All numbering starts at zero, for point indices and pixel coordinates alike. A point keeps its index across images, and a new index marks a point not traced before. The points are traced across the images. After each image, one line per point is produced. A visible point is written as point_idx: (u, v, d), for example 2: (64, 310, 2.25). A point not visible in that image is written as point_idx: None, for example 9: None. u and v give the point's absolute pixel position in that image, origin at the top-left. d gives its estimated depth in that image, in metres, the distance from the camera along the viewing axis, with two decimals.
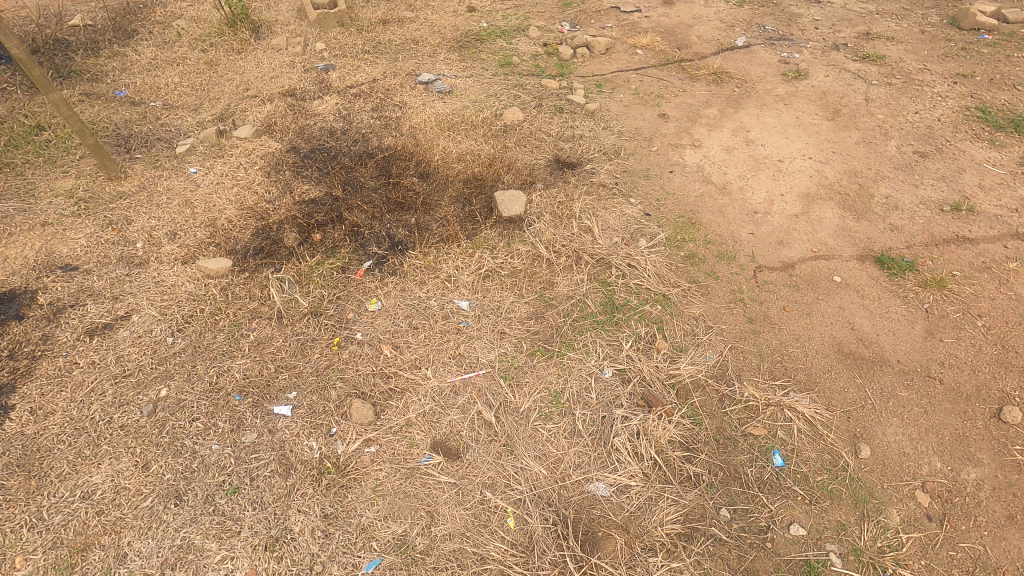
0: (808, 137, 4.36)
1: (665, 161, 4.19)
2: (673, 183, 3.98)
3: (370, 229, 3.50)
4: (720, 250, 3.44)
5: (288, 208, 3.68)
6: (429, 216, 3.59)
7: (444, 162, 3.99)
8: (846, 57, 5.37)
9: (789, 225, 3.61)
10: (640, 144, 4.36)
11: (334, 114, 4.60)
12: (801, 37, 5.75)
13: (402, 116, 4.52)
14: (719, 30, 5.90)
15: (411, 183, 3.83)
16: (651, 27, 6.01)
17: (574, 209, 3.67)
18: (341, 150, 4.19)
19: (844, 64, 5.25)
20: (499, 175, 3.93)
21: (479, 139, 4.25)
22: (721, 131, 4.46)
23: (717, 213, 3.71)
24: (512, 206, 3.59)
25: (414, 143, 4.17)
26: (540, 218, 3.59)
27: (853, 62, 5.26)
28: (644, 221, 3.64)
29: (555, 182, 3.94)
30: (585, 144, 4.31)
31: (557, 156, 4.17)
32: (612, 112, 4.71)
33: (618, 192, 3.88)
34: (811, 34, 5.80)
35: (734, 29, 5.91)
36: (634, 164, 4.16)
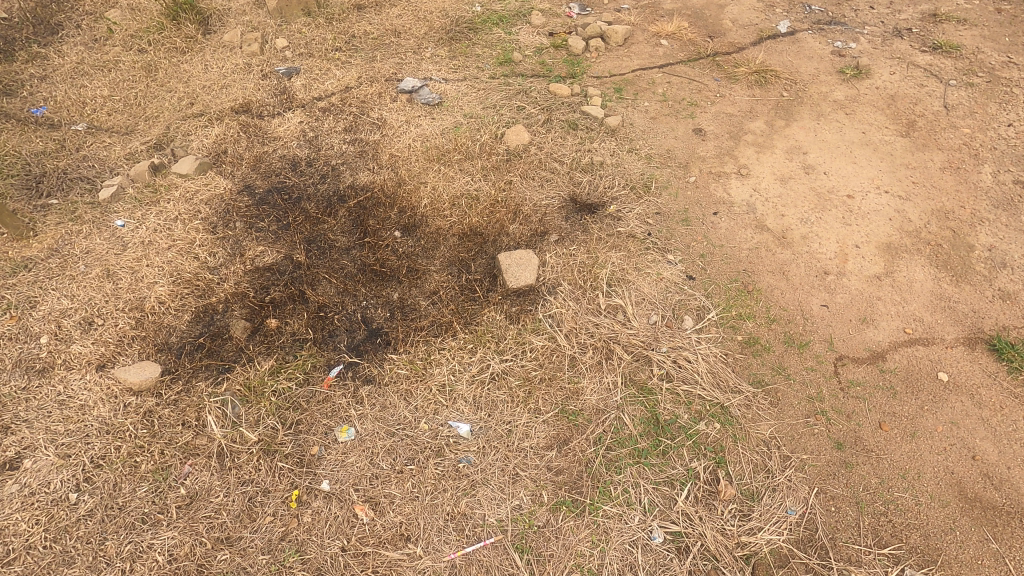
0: (880, 160, 3.55)
1: (706, 197, 3.40)
2: (719, 230, 3.21)
3: (341, 312, 2.75)
4: (787, 332, 2.71)
5: (237, 280, 2.90)
6: (416, 291, 2.83)
7: (433, 209, 3.20)
8: (912, 46, 4.48)
9: (870, 292, 2.87)
10: (674, 172, 3.56)
11: (298, 138, 3.76)
12: (855, 20, 4.84)
13: (381, 140, 3.70)
14: (756, 12, 4.97)
15: (393, 241, 3.05)
16: (675, 7, 5.07)
17: (599, 275, 2.91)
18: (305, 192, 3.38)
19: (911, 56, 4.38)
20: (503, 226, 3.15)
21: (477, 172, 3.43)
22: (771, 153, 3.66)
23: (778, 275, 2.96)
24: (522, 276, 2.84)
25: (397, 181, 3.36)
26: (557, 292, 2.84)
27: (922, 54, 4.39)
28: (687, 290, 2.90)
29: (573, 233, 3.17)
30: (607, 175, 3.51)
31: (573, 194, 3.38)
32: (637, 127, 3.88)
33: (652, 245, 3.11)
34: (867, 15, 4.88)
35: (773, 10, 4.98)
36: (668, 202, 3.37)
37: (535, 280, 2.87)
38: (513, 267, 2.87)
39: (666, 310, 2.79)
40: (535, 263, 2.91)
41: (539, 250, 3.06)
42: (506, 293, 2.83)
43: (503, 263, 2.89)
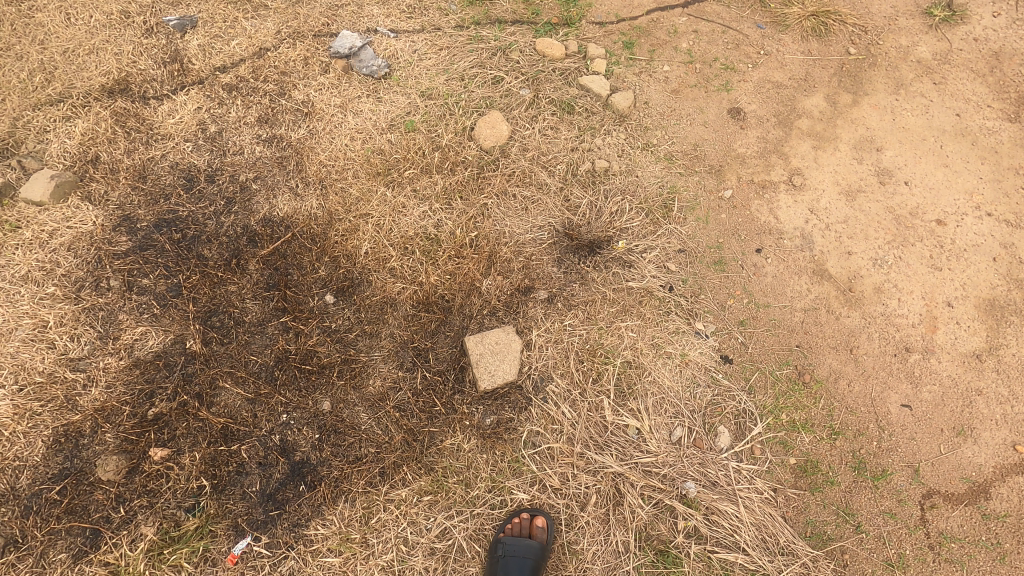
0: (980, 161, 2.65)
1: (747, 224, 2.53)
2: (765, 278, 2.39)
3: (251, 436, 2.02)
4: (856, 451, 2.01)
5: (109, 383, 2.11)
6: (355, 398, 2.07)
7: (377, 260, 2.34)
8: None
9: (969, 382, 2.13)
10: (703, 182, 2.65)
11: (195, 137, 2.77)
12: None
13: (307, 140, 2.72)
14: None
15: (322, 314, 2.24)
16: None
17: (604, 365, 2.16)
18: (204, 228, 2.48)
19: None
20: (472, 283, 2.32)
21: (437, 193, 2.51)
22: (835, 149, 2.72)
23: (843, 354, 2.20)
24: (498, 373, 2.10)
25: (327, 213, 2.46)
26: (546, 396, 2.11)
27: None
28: (721, 382, 2.15)
29: (568, 289, 2.34)
30: (614, 191, 2.60)
31: (568, 225, 2.50)
32: (654, 108, 2.87)
33: (675, 307, 2.31)
34: None
35: None
36: (696, 234, 2.51)
37: (517, 376, 2.13)
38: (486, 360, 2.11)
39: (693, 418, 2.07)
40: (516, 349, 2.15)
41: (522, 320, 2.26)
42: (478, 395, 2.10)
43: (472, 351, 2.12)
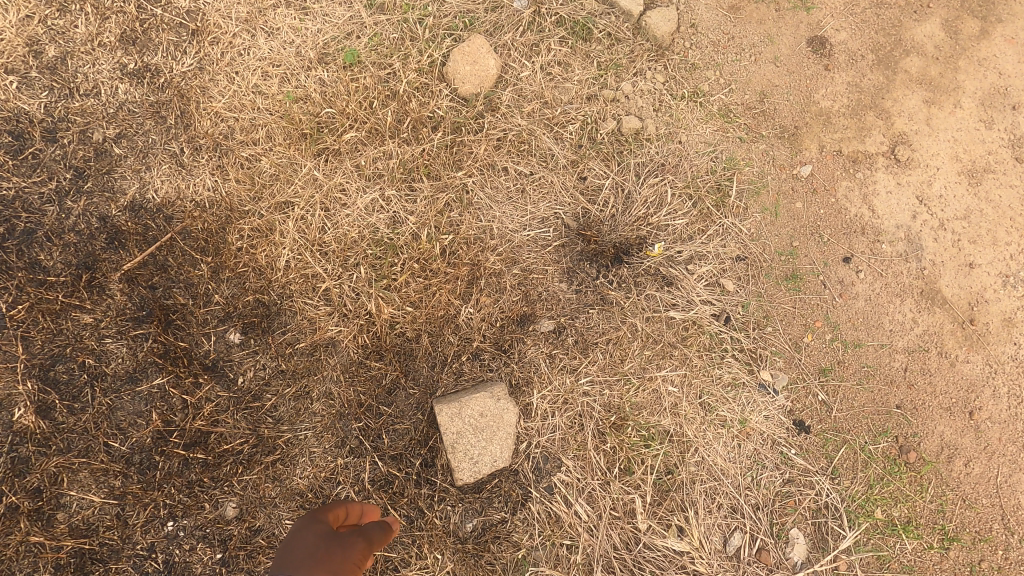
0: None
1: (832, 221, 1.80)
2: (855, 303, 1.71)
3: (121, 556, 1.40)
4: (974, 564, 1.50)
5: None
6: (276, 498, 1.44)
7: (303, 280, 1.58)
8: None
9: None
10: (773, 152, 1.87)
11: (23, 67, 1.68)
12: None
13: (192, 71, 1.76)
14: None
15: (223, 365, 1.51)
16: None
17: (635, 443, 1.52)
18: (39, 219, 1.59)
19: None
20: (445, 313, 1.59)
21: (392, 171, 1.69)
22: (955, 105, 1.92)
23: (960, 421, 1.60)
24: (483, 463, 1.46)
25: (226, 199, 1.64)
26: (552, 485, 1.50)
27: None
28: (794, 461, 1.56)
29: (582, 319, 1.64)
30: (649, 166, 1.80)
31: (583, 220, 1.74)
32: (704, 33, 1.95)
33: (732, 349, 1.64)
34: None
35: None
36: (761, 233, 1.78)
37: (509, 462, 1.49)
38: (464, 443, 1.45)
39: (759, 520, 1.49)
40: (509, 424, 1.49)
41: (516, 369, 1.58)
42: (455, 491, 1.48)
43: (445, 431, 1.45)
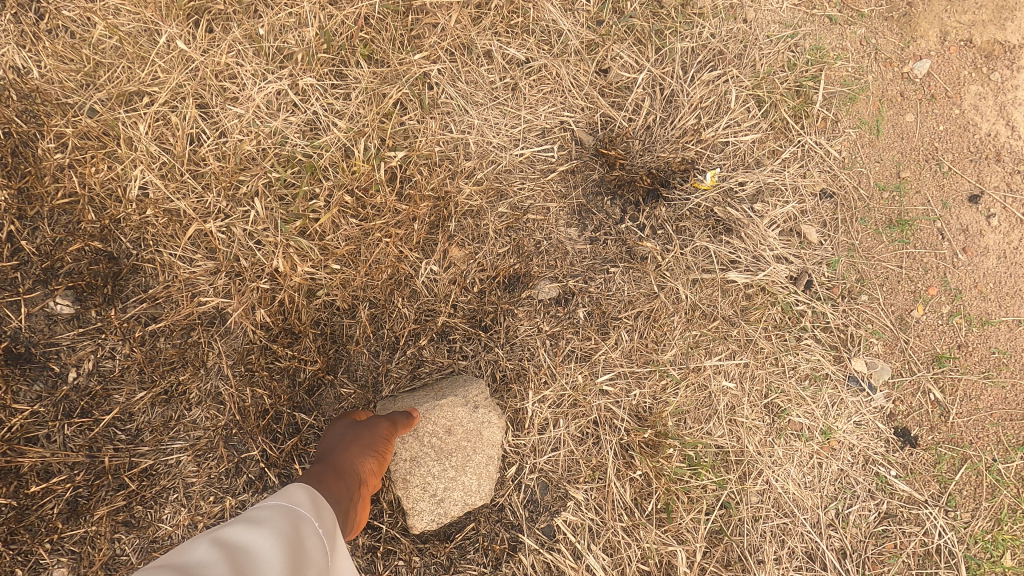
0: None
1: (957, 141, 1.25)
2: (985, 261, 1.20)
3: None
4: None
5: None
6: (133, 562, 0.94)
7: (169, 220, 1.00)
8: None
9: None
10: (879, 38, 1.29)
11: None
12: None
13: None
14: None
15: (42, 353, 0.96)
16: None
17: (675, 467, 1.04)
18: None
19: None
20: (395, 274, 1.05)
21: (309, 46, 1.06)
22: None
23: None
24: (449, 501, 0.98)
25: (34, 83, 1.00)
26: (553, 527, 1.03)
27: None
28: (895, 488, 1.10)
29: (600, 282, 1.11)
30: (701, 53, 1.22)
31: (603, 133, 1.17)
32: None
33: (813, 327, 1.14)
34: None
35: None
36: (856, 157, 1.23)
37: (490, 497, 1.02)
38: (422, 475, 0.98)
39: (844, 573, 1.06)
40: (491, 443, 1.01)
41: (501, 357, 1.07)
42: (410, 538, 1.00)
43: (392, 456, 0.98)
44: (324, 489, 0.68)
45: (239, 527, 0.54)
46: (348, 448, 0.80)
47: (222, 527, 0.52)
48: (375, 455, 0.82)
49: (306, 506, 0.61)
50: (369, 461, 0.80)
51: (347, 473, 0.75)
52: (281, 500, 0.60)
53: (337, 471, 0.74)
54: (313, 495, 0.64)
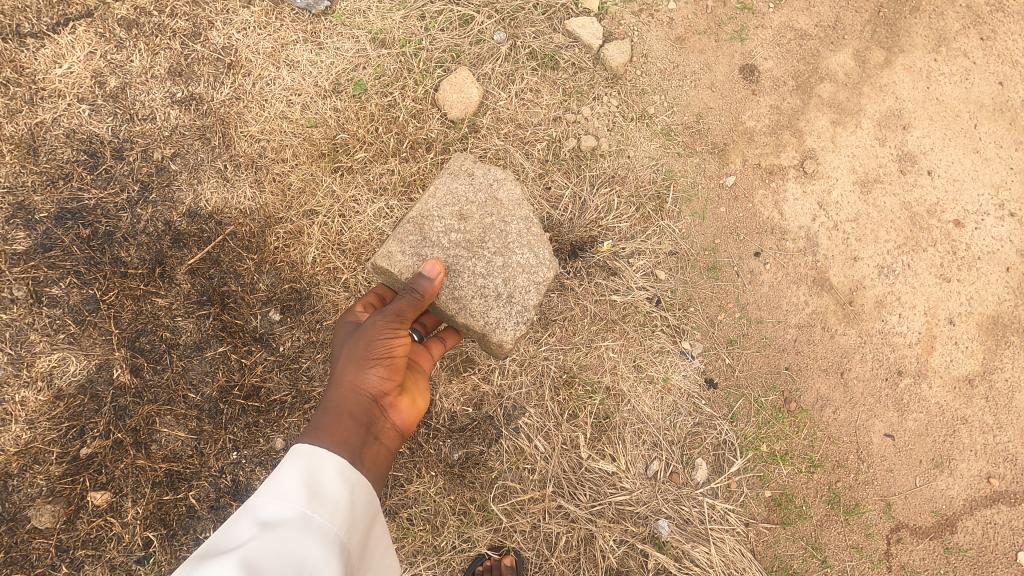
0: (1015, 145, 2.31)
1: (749, 222, 2.22)
2: (761, 288, 2.16)
3: (200, 476, 1.92)
4: (833, 484, 1.99)
5: (30, 420, 1.89)
6: None
7: (328, 272, 2.07)
8: None
9: (956, 410, 2.06)
10: (704, 166, 2.26)
11: (108, 109, 2.19)
12: None
13: (234, 107, 2.21)
14: None
15: (268, 338, 2.01)
16: None
17: (580, 394, 2.01)
18: (118, 223, 2.09)
19: None
20: None
21: (395, 184, 2.15)
22: (856, 126, 2.33)
23: (833, 378, 2.09)
24: (514, 269, 1.90)
25: (264, 209, 2.10)
26: (518, 426, 1.97)
27: None
28: (703, 409, 2.05)
29: (545, 301, 2.07)
30: (601, 178, 2.19)
31: (547, 222, 2.15)
32: (654, 62, 2.30)
33: (661, 324, 2.10)
34: None
35: None
36: (691, 232, 2.19)
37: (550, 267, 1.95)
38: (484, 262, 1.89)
39: (671, 450, 1.99)
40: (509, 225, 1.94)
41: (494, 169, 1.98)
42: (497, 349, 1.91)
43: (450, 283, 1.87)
44: (322, 433, 1.31)
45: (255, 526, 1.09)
46: (346, 384, 1.45)
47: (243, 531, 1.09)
48: (369, 365, 1.48)
49: (301, 483, 1.16)
50: (363, 378, 1.46)
51: (343, 409, 1.40)
52: (279, 502, 1.12)
53: (337, 410, 1.39)
54: (309, 455, 1.23)
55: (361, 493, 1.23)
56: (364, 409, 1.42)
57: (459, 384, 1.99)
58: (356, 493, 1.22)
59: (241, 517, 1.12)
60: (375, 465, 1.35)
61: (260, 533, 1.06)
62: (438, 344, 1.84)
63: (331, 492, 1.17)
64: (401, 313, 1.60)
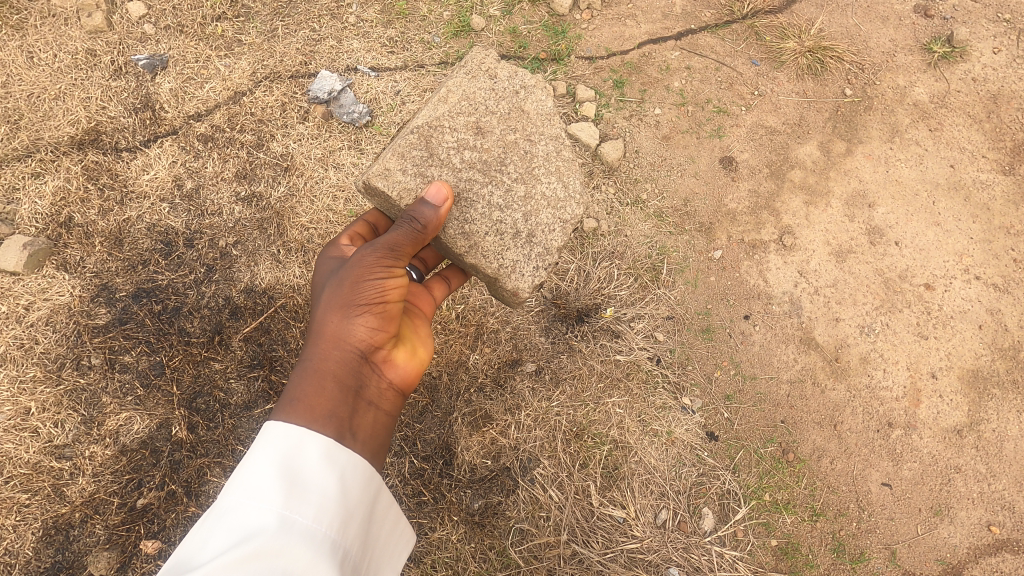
0: (972, 218, 2.60)
1: (737, 289, 2.47)
2: (752, 347, 2.38)
3: None
4: (836, 532, 2.16)
5: (95, 472, 2.17)
6: None
7: None
8: None
9: (947, 460, 2.24)
10: (693, 242, 2.54)
11: (183, 205, 2.61)
12: None
13: (289, 202, 2.62)
14: None
15: None
16: None
17: (590, 446, 2.19)
18: (185, 299, 2.43)
19: None
20: (459, 359, 2.30)
21: None
22: (827, 205, 2.62)
23: (827, 430, 2.26)
24: (536, 202, 1.98)
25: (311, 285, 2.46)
26: (533, 477, 2.15)
27: None
28: (706, 460, 2.21)
29: (556, 362, 2.30)
30: (603, 253, 2.48)
31: (556, 292, 2.41)
32: (645, 156, 2.68)
33: (662, 381, 2.30)
34: None
35: None
36: (685, 299, 2.45)
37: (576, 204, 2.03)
38: (504, 195, 1.96)
39: (679, 500, 2.14)
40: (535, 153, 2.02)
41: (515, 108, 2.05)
42: (507, 301, 2.05)
43: (462, 217, 1.93)
44: (299, 402, 1.44)
45: (236, 529, 1.17)
46: (328, 342, 1.58)
47: (225, 534, 1.17)
48: (354, 316, 1.59)
49: (280, 479, 1.24)
50: (346, 330, 1.58)
51: (323, 370, 1.53)
52: (257, 506, 1.19)
53: (317, 371, 1.52)
54: (285, 432, 1.35)
55: (347, 478, 1.34)
56: (349, 361, 1.56)
57: (479, 437, 2.20)
58: (347, 476, 1.34)
59: (224, 517, 1.20)
60: (361, 420, 1.51)
61: (241, 535, 1.15)
62: (440, 286, 2.08)
63: (315, 486, 1.26)
64: (388, 252, 1.67)
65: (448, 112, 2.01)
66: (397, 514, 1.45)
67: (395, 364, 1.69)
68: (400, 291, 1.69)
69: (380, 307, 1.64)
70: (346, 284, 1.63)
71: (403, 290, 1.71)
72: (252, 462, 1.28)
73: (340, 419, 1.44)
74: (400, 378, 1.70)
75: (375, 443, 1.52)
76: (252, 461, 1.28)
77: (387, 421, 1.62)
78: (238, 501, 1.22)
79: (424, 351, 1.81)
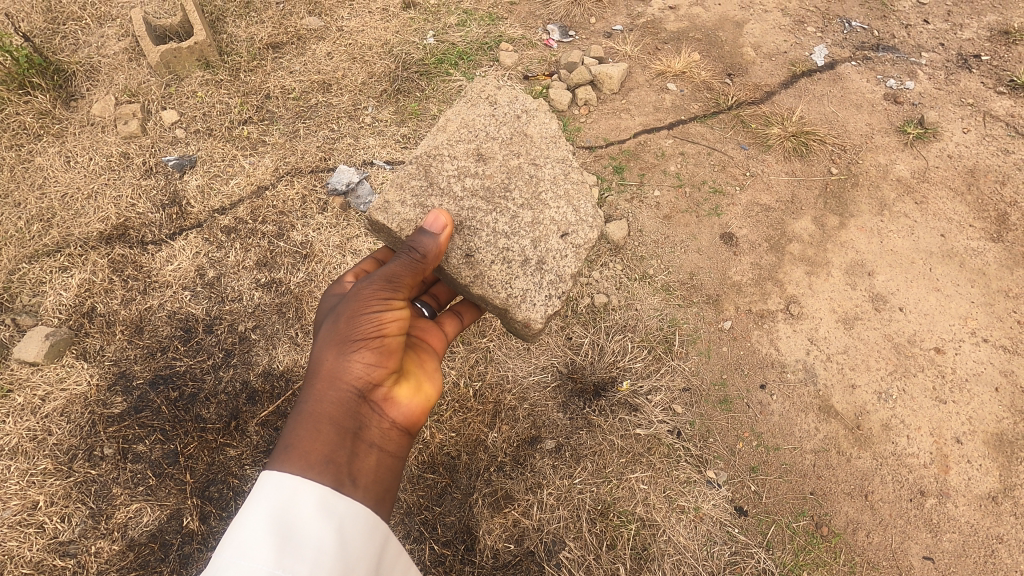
0: (970, 283, 2.68)
1: (751, 357, 2.50)
2: (772, 417, 2.36)
3: None
4: None
5: (100, 570, 2.09)
6: None
7: None
8: (997, 82, 3.34)
9: (988, 529, 2.16)
10: (702, 313, 2.60)
11: (204, 294, 2.68)
12: (922, 32, 3.59)
13: (307, 285, 2.70)
14: (794, 20, 3.67)
15: None
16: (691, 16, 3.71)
17: (615, 524, 2.12)
18: (202, 384, 2.44)
19: (997, 96, 3.28)
20: (478, 438, 2.28)
21: None
22: (828, 275, 2.71)
23: (859, 501, 2.20)
24: (547, 227, 2.07)
25: None
26: (559, 561, 2.07)
27: (1012, 91, 3.29)
28: (738, 537, 2.13)
29: (575, 438, 2.27)
30: (616, 327, 2.52)
31: (571, 366, 2.43)
32: (649, 235, 2.80)
33: (685, 455, 2.26)
34: (939, 20, 3.64)
35: (815, 17, 3.68)
36: (700, 370, 2.46)
37: (588, 228, 2.12)
38: (510, 222, 2.06)
39: None
40: (541, 177, 2.15)
41: (518, 140, 2.20)
42: (519, 332, 2.07)
43: (465, 247, 2.01)
44: (294, 449, 1.40)
45: None
46: (325, 382, 1.55)
47: None
48: (351, 353, 1.58)
49: (274, 537, 1.19)
50: (345, 368, 1.57)
51: (319, 414, 1.49)
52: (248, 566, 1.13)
53: (313, 415, 1.49)
54: (280, 486, 1.31)
55: (346, 530, 1.29)
56: (347, 399, 1.54)
57: (501, 519, 2.14)
58: (345, 527, 1.29)
59: None
60: (360, 463, 1.46)
61: None
62: (452, 322, 2.13)
63: (311, 541, 1.21)
64: (384, 285, 1.71)
65: (450, 144, 2.17)
66: (405, 566, 1.40)
67: (397, 401, 1.66)
68: (398, 324, 1.71)
69: (376, 342, 1.63)
70: (342, 321, 1.63)
71: (401, 325, 1.73)
72: (244, 519, 1.23)
73: (337, 464, 1.40)
74: (403, 416, 1.66)
75: (377, 487, 1.47)
76: (243, 519, 1.23)
77: (391, 463, 1.57)
78: (228, 563, 1.15)
79: (428, 388, 1.79)
